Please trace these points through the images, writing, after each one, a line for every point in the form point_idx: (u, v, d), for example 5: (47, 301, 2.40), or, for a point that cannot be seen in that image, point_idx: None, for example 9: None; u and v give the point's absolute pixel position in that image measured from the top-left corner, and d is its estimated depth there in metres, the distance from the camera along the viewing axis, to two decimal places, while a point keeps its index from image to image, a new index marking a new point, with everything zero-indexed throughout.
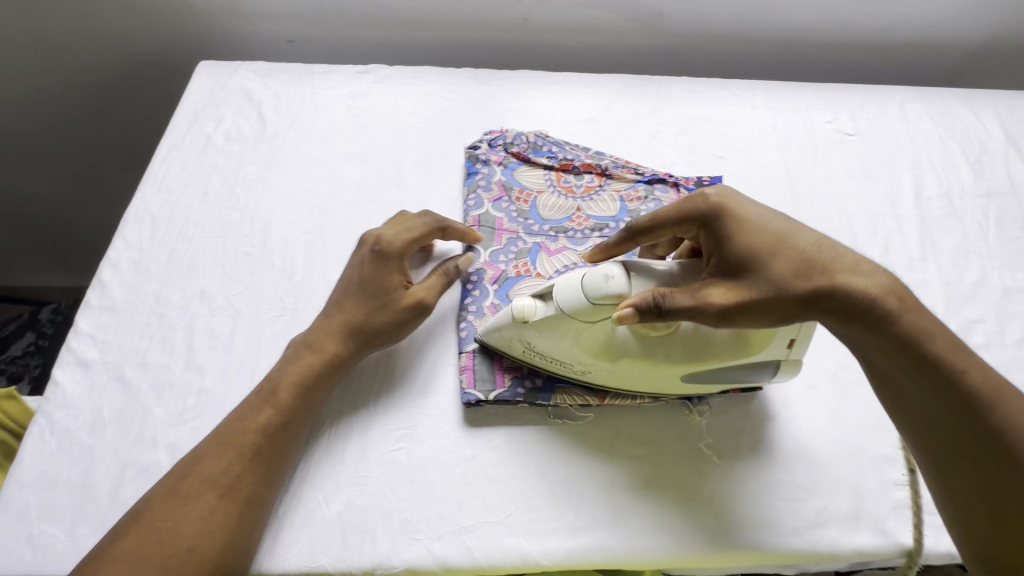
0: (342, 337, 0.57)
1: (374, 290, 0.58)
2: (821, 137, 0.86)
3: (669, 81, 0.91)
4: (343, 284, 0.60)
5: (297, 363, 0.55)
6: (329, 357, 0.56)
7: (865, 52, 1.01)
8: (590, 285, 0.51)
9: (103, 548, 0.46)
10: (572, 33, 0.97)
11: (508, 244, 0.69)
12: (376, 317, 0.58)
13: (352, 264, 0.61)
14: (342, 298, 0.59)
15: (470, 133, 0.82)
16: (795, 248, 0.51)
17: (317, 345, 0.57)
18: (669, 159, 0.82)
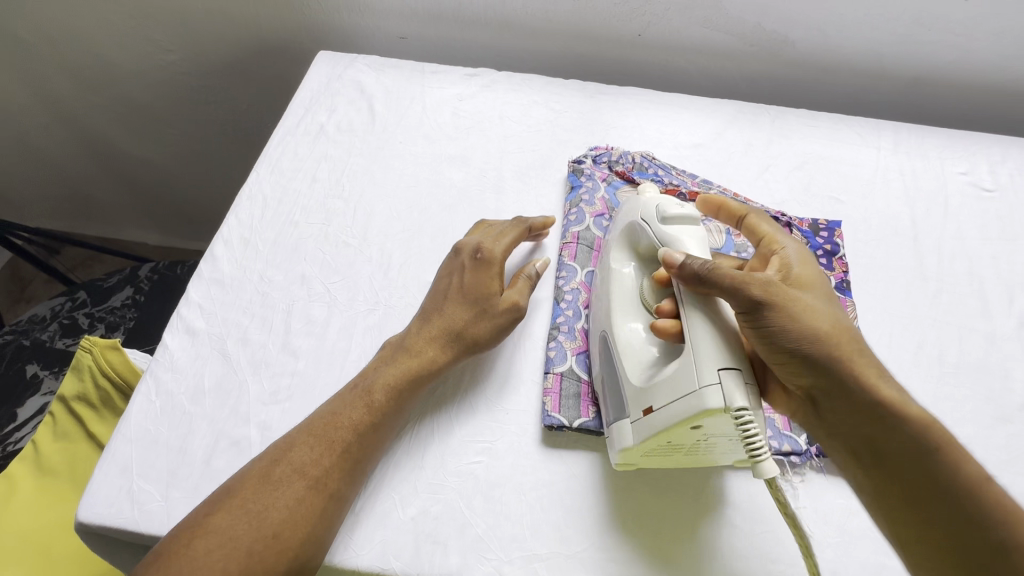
0: (441, 341, 0.58)
1: (475, 294, 0.60)
2: (954, 190, 0.79)
3: (787, 112, 0.87)
4: (443, 290, 0.61)
5: (394, 366, 0.56)
6: (427, 361, 0.57)
7: (1011, 102, 0.92)
8: (663, 207, 0.58)
9: (199, 519, 0.48)
10: (686, 53, 0.94)
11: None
12: (476, 323, 0.59)
13: (449, 271, 0.62)
14: (441, 300, 0.60)
15: (574, 146, 0.81)
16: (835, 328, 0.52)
17: (414, 345, 0.58)
18: (780, 196, 0.78)
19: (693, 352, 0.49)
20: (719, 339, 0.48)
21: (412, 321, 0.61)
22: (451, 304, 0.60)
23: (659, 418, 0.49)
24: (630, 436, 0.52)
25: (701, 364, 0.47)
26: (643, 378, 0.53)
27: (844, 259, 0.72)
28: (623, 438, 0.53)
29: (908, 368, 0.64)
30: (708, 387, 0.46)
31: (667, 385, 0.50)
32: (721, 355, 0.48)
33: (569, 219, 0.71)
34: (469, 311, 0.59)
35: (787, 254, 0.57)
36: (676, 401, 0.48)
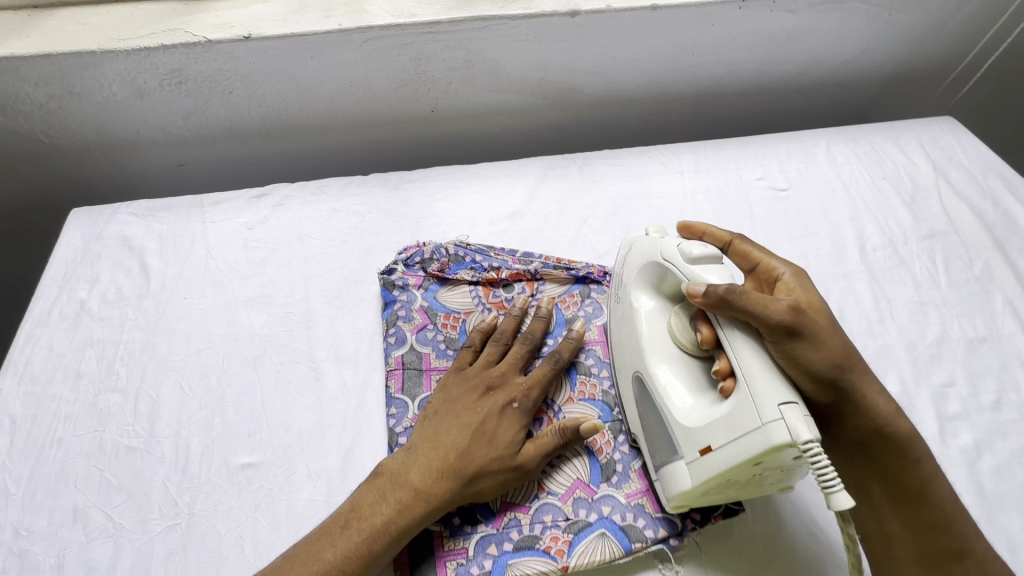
0: (430, 497, 0.51)
1: (481, 440, 0.54)
2: (754, 197, 0.83)
3: (592, 158, 0.87)
4: (463, 422, 0.55)
5: (339, 537, 0.48)
6: (384, 526, 0.49)
7: (784, 98, 1.00)
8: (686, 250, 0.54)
9: None
10: (483, 117, 0.92)
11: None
12: (491, 471, 0.53)
13: (471, 401, 0.56)
14: (441, 440, 0.54)
15: (385, 251, 0.75)
16: (850, 354, 0.51)
17: (381, 508, 0.50)
18: (602, 248, 0.77)
19: (747, 386, 0.46)
20: (771, 368, 0.46)
21: (396, 455, 0.54)
22: (452, 451, 0.53)
23: (721, 459, 0.46)
24: (687, 479, 0.49)
25: (761, 399, 0.45)
26: (691, 411, 0.51)
27: None
28: (681, 469, 0.50)
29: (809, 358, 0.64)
30: (772, 424, 0.44)
31: (724, 422, 0.47)
32: (770, 385, 0.45)
33: (390, 343, 0.65)
34: (488, 458, 0.53)
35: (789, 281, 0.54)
36: (734, 442, 0.46)
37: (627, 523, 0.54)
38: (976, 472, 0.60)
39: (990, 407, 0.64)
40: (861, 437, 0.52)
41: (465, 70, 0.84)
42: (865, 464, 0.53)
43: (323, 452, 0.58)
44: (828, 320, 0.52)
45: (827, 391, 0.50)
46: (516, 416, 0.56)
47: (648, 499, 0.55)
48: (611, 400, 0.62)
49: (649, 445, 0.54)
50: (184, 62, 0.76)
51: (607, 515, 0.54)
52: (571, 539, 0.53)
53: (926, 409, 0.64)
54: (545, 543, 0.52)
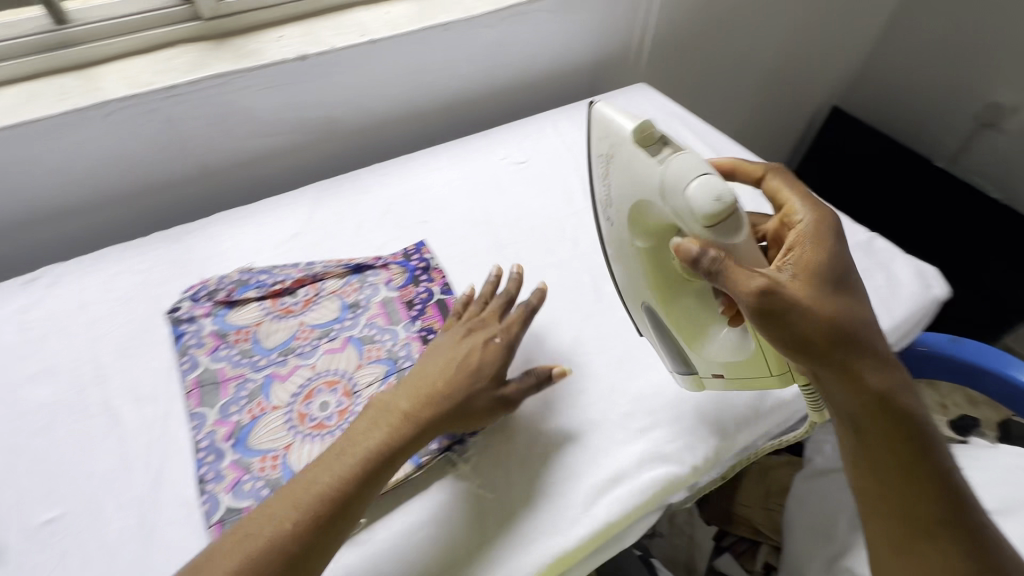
0: (371, 456, 0.56)
1: (422, 401, 0.61)
2: (500, 172, 1.01)
3: (361, 174, 1.00)
4: (444, 364, 0.64)
5: (279, 506, 0.53)
6: (321, 493, 0.54)
7: (518, 94, 1.22)
8: (700, 196, 0.53)
9: None
10: (258, 161, 1.01)
11: (239, 391, 0.68)
12: (462, 388, 0.63)
13: (455, 342, 0.67)
14: (425, 376, 0.63)
15: (172, 295, 0.79)
16: (826, 325, 0.54)
17: (373, 433, 0.58)
18: (379, 243, 0.87)
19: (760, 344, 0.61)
20: None
21: (363, 419, 0.60)
22: (448, 393, 0.62)
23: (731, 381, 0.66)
24: (704, 382, 0.70)
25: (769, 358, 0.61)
26: (715, 351, 0.66)
27: (440, 267, 0.83)
28: (696, 384, 0.70)
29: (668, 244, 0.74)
30: (777, 374, 0.62)
31: (744, 364, 0.63)
32: None
33: (184, 369, 0.70)
34: (443, 385, 0.62)
35: (805, 225, 0.60)
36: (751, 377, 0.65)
37: None
38: None
39: None
40: (868, 415, 0.54)
41: (222, 123, 0.93)
42: (880, 439, 0.54)
43: (131, 483, 0.62)
44: (814, 278, 0.56)
45: (817, 358, 0.54)
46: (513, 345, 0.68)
47: None
48: (396, 356, 0.72)
49: (668, 358, 0.71)
50: None
51: None
52: None
53: None
54: None
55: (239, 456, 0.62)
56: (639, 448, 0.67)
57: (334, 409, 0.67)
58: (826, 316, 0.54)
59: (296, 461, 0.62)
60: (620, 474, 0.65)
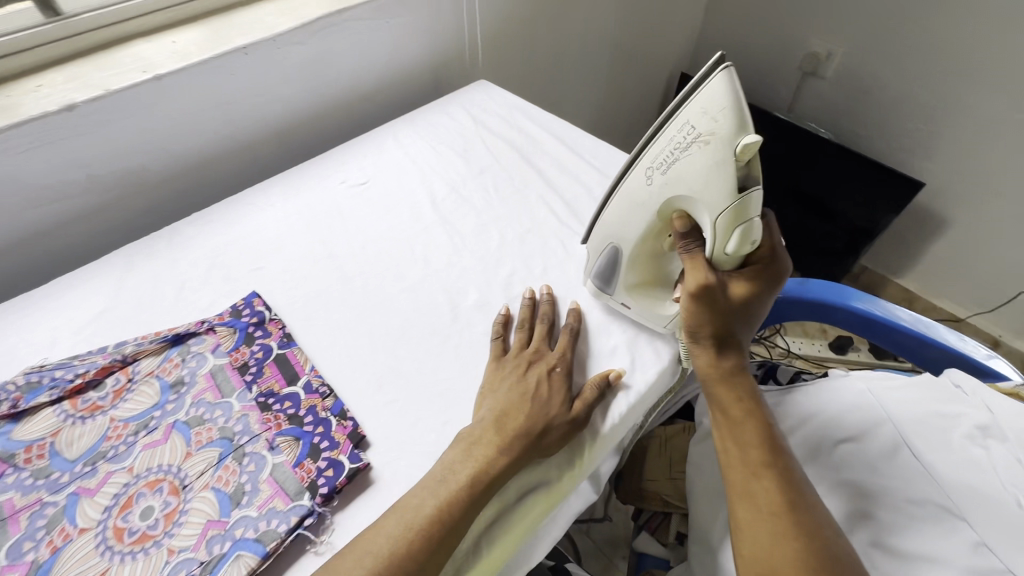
0: (489, 465, 0.59)
1: (478, 444, 0.60)
2: (340, 199, 0.94)
3: (179, 227, 0.89)
4: (522, 394, 0.65)
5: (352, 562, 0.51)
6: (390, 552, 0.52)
7: (354, 109, 1.15)
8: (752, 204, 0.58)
9: None
10: (48, 234, 0.86)
11: (33, 524, 0.56)
12: (500, 458, 0.59)
13: (514, 385, 0.66)
14: (512, 407, 0.63)
15: None
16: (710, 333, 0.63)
17: (468, 464, 0.58)
18: (204, 302, 0.78)
19: None
20: None
21: (443, 459, 0.60)
22: (495, 449, 0.60)
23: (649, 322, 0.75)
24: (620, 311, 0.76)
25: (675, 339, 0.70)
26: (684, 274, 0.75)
27: (277, 318, 0.75)
28: None
29: (598, 207, 0.72)
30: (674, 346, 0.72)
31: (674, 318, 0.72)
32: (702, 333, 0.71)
33: None
34: (495, 451, 0.60)
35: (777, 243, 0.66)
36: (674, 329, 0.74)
37: (263, 531, 0.56)
38: None
39: (540, 274, 0.83)
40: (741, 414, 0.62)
41: None
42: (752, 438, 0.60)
43: None
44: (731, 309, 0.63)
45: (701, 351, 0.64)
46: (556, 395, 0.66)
47: (280, 498, 0.58)
48: (231, 433, 0.63)
49: (601, 276, 0.74)
50: None
51: (241, 537, 0.56)
52: None
53: (500, 298, 0.80)
54: None
55: None
56: None
57: (160, 518, 0.57)
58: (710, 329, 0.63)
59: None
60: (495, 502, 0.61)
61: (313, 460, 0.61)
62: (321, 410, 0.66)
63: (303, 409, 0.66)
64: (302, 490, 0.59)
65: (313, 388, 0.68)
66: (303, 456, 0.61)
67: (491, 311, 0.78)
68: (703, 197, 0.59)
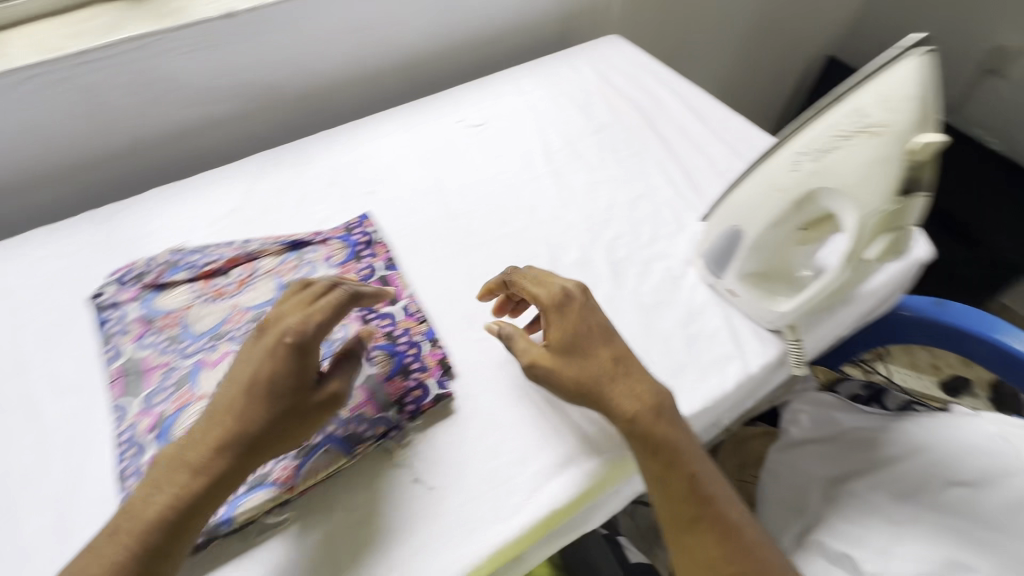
0: (193, 461, 0.50)
1: (194, 447, 0.51)
2: (456, 136, 0.94)
3: (306, 142, 0.93)
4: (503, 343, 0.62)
5: (110, 542, 0.48)
6: (159, 514, 0.48)
7: (480, 50, 1.14)
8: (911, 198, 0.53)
9: None
10: (198, 134, 0.95)
11: (162, 382, 0.64)
12: (294, 366, 0.53)
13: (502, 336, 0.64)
14: (285, 315, 0.56)
15: (99, 279, 0.75)
16: (570, 379, 0.59)
17: (247, 363, 0.53)
18: (321, 216, 0.82)
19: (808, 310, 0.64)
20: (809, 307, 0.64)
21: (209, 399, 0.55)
22: (239, 394, 0.52)
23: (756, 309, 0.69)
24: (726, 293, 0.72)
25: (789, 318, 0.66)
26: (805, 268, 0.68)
27: (384, 241, 0.78)
28: None
29: (734, 186, 0.67)
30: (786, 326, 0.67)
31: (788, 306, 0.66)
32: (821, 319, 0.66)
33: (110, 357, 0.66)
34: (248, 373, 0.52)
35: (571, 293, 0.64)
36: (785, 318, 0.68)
37: (350, 431, 0.59)
38: (640, 294, 0.74)
39: (647, 243, 0.79)
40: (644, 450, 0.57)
41: (147, 92, 0.86)
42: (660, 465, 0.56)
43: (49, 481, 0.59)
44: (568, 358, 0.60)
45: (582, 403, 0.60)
46: (321, 320, 0.54)
47: (370, 406, 0.60)
48: (333, 338, 0.67)
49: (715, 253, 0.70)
50: None
51: (330, 431, 0.59)
52: (298, 462, 0.57)
53: (601, 260, 0.77)
54: (275, 475, 0.56)
55: (159, 450, 0.59)
56: (594, 429, 0.63)
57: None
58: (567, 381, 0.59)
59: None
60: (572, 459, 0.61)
61: (403, 379, 0.63)
62: (416, 333, 0.67)
63: (398, 329, 0.68)
64: (389, 403, 0.61)
65: (410, 312, 0.70)
66: (394, 372, 0.63)
67: (590, 272, 0.76)
68: (857, 186, 0.53)
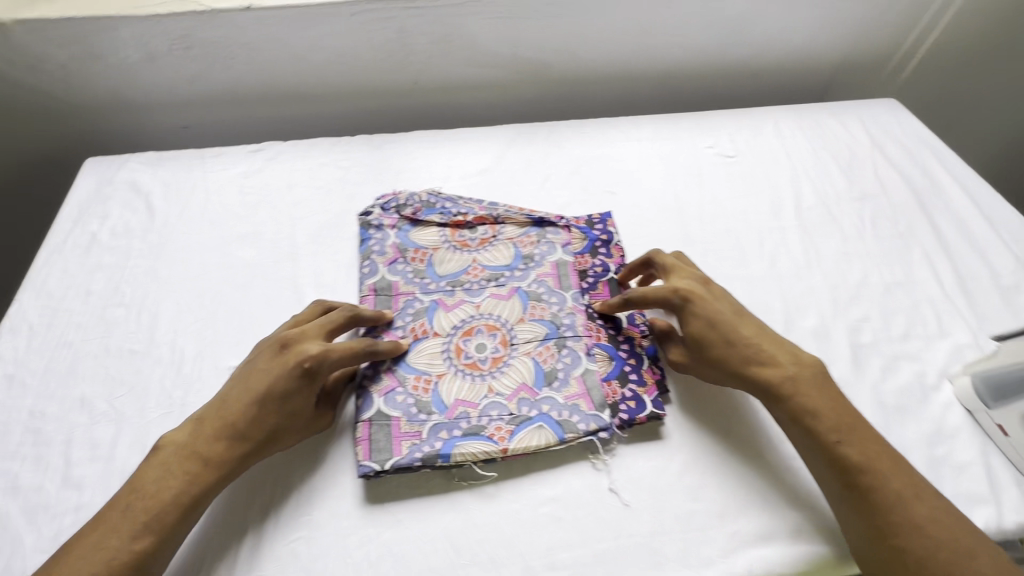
0: (207, 453, 0.55)
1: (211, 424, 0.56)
2: (705, 162, 0.91)
3: (558, 126, 0.96)
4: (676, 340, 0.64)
5: (123, 518, 0.51)
6: (175, 499, 0.52)
7: (740, 80, 1.09)
8: None
9: None
10: (463, 91, 1.02)
11: (405, 308, 0.70)
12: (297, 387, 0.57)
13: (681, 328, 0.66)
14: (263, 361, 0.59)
15: (365, 199, 0.83)
16: (731, 366, 0.61)
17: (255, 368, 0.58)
18: (561, 201, 0.85)
19: None
20: None
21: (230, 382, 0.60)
22: (248, 399, 0.57)
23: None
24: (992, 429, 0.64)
25: None
26: None
27: (620, 244, 0.78)
28: None
29: None
30: None
31: None
32: None
33: (366, 271, 0.73)
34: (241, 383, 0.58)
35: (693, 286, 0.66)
36: None
37: (563, 417, 0.61)
38: (882, 391, 0.67)
39: (899, 339, 0.71)
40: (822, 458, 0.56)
41: (443, 44, 0.93)
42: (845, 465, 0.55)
43: None
44: (721, 344, 0.62)
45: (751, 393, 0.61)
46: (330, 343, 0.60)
47: (584, 400, 0.62)
48: (559, 322, 0.69)
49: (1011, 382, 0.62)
50: (190, 29, 0.84)
51: (546, 411, 0.61)
52: (513, 429, 0.60)
53: (842, 338, 0.71)
54: (489, 431, 0.60)
55: (397, 367, 0.64)
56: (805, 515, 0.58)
57: (492, 353, 0.66)
58: (725, 373, 0.62)
59: (447, 395, 0.63)
60: (778, 537, 0.57)
61: (619, 387, 0.64)
62: (639, 343, 0.68)
63: (622, 335, 0.68)
64: (605, 405, 0.62)
65: (635, 322, 0.70)
66: (611, 376, 0.65)
67: (827, 347, 0.70)
68: None
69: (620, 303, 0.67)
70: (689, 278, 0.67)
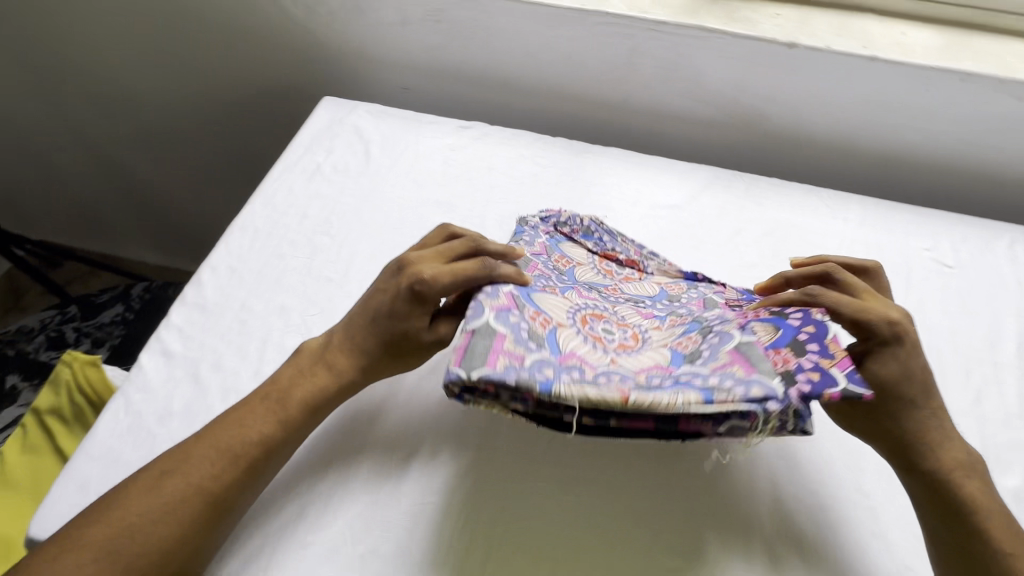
0: (333, 364, 0.60)
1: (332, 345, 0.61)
2: (917, 265, 0.83)
3: (760, 181, 0.91)
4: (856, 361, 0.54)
5: (260, 405, 0.57)
6: (304, 401, 0.58)
7: (977, 185, 0.97)
8: None
9: (111, 495, 0.53)
10: (670, 122, 1.00)
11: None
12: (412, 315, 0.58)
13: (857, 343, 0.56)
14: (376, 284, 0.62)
15: (554, 200, 0.85)
16: (901, 422, 0.53)
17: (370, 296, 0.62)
18: (748, 260, 0.81)
19: None
20: None
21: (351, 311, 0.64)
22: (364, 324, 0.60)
23: None
24: None
25: None
26: None
27: None
28: None
29: None
30: None
31: None
32: None
33: None
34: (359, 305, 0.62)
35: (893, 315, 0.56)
36: None
37: (710, 380, 0.49)
38: None
39: None
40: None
41: (669, 72, 0.92)
42: None
43: None
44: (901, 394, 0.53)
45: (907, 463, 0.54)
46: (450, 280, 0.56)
47: (739, 366, 0.50)
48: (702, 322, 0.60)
49: None
50: (447, 5, 0.91)
51: (683, 378, 0.50)
52: (636, 388, 0.49)
53: None
54: (608, 381, 0.49)
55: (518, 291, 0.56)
56: None
57: (623, 335, 0.59)
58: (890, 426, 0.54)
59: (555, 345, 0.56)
60: None
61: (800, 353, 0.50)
62: (816, 314, 0.54)
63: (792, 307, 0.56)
64: (775, 372, 0.49)
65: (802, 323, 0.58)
66: (781, 344, 0.52)
67: None
68: None
69: (801, 303, 0.56)
70: (892, 306, 0.56)
